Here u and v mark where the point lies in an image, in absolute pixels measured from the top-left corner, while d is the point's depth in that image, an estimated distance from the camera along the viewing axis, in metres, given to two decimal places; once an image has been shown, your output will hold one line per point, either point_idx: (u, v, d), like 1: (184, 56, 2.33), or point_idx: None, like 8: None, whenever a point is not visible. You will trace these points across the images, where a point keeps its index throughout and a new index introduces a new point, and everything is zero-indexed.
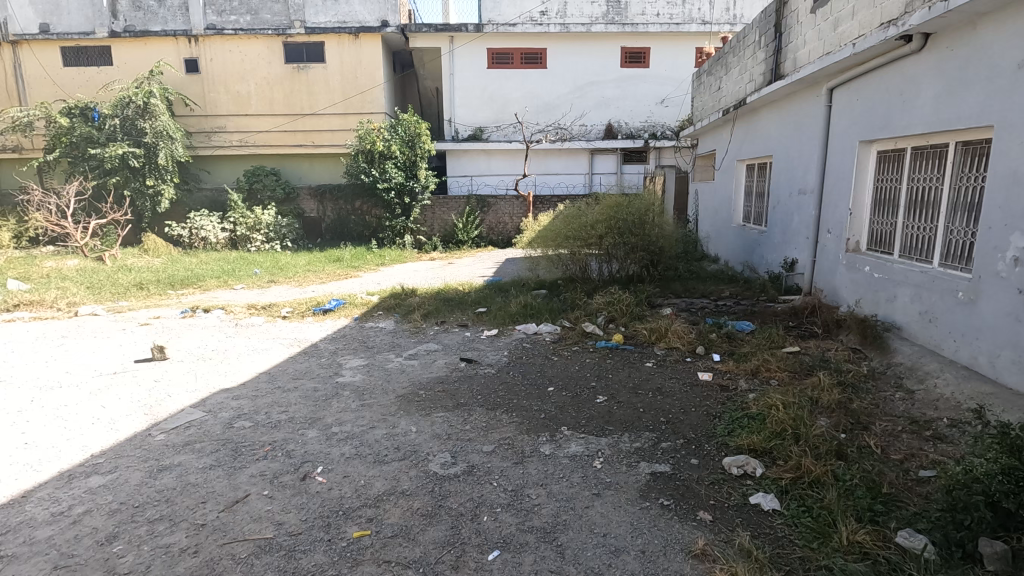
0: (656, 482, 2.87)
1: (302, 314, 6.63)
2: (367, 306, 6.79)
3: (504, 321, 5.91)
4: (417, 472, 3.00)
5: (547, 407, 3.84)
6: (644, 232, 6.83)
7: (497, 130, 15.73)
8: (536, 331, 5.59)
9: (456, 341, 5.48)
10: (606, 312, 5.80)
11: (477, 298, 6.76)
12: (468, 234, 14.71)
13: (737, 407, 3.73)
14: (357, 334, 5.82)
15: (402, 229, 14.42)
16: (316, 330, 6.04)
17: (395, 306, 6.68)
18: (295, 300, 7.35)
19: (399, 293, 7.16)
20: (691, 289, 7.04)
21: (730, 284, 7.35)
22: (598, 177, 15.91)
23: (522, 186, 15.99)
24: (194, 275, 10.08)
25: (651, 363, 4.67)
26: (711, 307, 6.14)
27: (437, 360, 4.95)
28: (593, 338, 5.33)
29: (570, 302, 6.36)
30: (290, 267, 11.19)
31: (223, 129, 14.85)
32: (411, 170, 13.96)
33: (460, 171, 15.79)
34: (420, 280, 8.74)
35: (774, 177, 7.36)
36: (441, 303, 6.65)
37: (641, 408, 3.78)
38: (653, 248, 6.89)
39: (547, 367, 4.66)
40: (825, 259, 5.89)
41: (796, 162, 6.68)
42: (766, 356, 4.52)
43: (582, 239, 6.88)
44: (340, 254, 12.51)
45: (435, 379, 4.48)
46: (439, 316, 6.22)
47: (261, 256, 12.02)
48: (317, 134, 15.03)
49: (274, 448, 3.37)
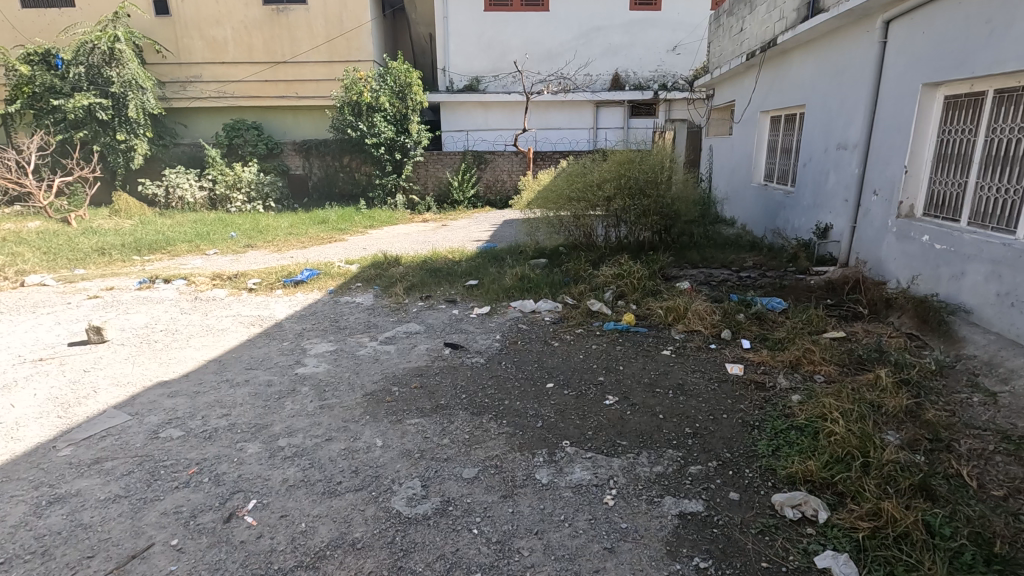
0: (686, 530, 2.19)
1: (270, 287, 5.86)
2: (345, 277, 6.04)
3: (497, 296, 5.15)
4: (375, 512, 2.32)
5: (545, 411, 3.14)
6: (658, 193, 6.02)
7: (495, 80, 14.62)
8: (535, 310, 4.84)
9: (441, 321, 4.74)
10: (614, 287, 5.06)
11: (468, 268, 5.98)
12: (464, 193, 13.82)
13: (780, 414, 3.03)
14: (329, 312, 5.08)
15: (394, 188, 13.50)
16: (283, 306, 5.28)
17: (376, 277, 5.92)
18: (264, 269, 6.57)
19: (381, 262, 6.38)
20: (710, 257, 6.27)
21: (752, 252, 6.57)
22: (603, 132, 14.86)
23: (522, 142, 14.95)
24: (164, 239, 9.29)
25: (668, 351, 3.95)
26: (734, 280, 5.38)
27: (418, 345, 4.22)
28: (600, 318, 4.59)
29: (573, 274, 5.60)
30: (272, 229, 10.38)
31: (199, 78, 13.73)
32: (402, 123, 12.95)
33: (456, 125, 14.74)
34: (406, 246, 7.93)
35: (805, 130, 6.47)
36: (427, 274, 5.87)
37: (661, 414, 3.09)
38: (668, 211, 6.11)
39: (545, 355, 3.95)
40: (869, 226, 5.09)
41: (835, 113, 5.80)
42: (807, 344, 3.79)
43: (586, 200, 6.07)
44: (326, 215, 11.66)
45: (413, 371, 3.77)
46: (423, 290, 5.48)
47: (240, 218, 11.22)
48: (301, 84, 13.94)
49: (201, 470, 2.67)
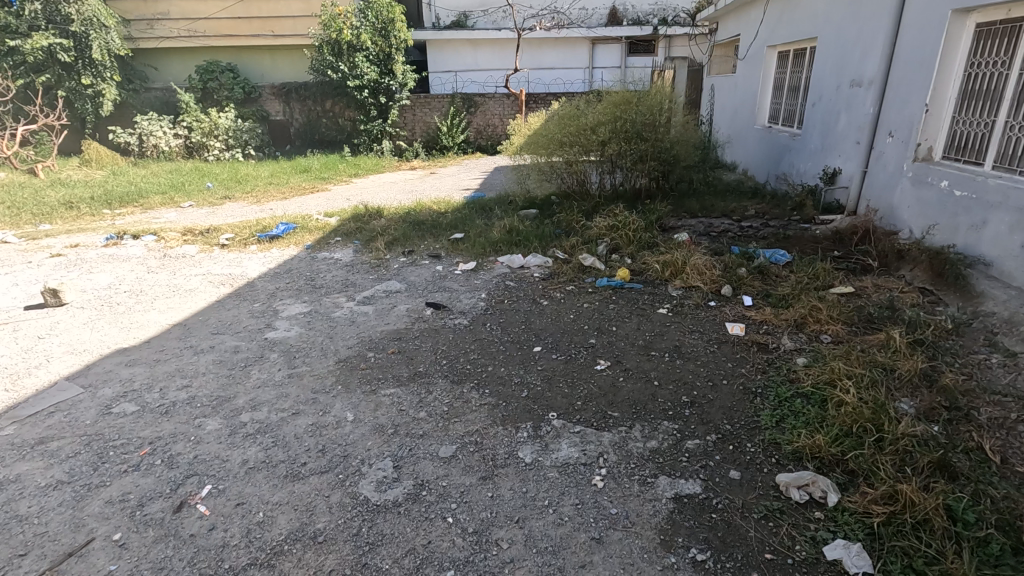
0: (682, 515, 1.98)
1: (244, 242, 5.52)
2: (323, 231, 5.69)
3: (484, 251, 4.84)
4: (340, 498, 2.10)
5: (531, 379, 2.91)
6: (656, 136, 5.62)
7: (484, 15, 13.73)
8: (524, 265, 4.55)
9: (424, 279, 4.46)
10: (608, 240, 4.75)
11: (454, 220, 5.63)
12: (453, 139, 13.21)
13: (784, 379, 2.81)
14: (306, 269, 4.77)
15: (379, 134, 12.87)
16: (256, 263, 4.97)
17: (356, 231, 5.58)
18: (239, 223, 6.20)
19: (362, 214, 6.02)
20: (710, 205, 5.93)
21: (754, 200, 6.23)
22: (599, 71, 14.11)
23: (514, 84, 14.17)
24: (137, 191, 8.82)
25: (664, 309, 3.69)
26: (735, 231, 5.08)
27: (398, 306, 3.95)
28: (592, 274, 4.31)
29: (565, 226, 5.27)
30: (251, 179, 9.90)
31: (166, 15, 12.84)
32: (386, 63, 12.20)
33: (444, 66, 13.94)
34: (390, 196, 7.53)
35: (816, 66, 6.00)
36: (410, 227, 5.54)
37: (656, 380, 2.86)
38: (667, 156, 5.73)
39: (533, 316, 3.69)
40: (881, 171, 4.74)
41: (849, 46, 5.34)
42: (813, 301, 3.54)
43: (579, 145, 5.66)
44: (308, 163, 11.12)
45: (391, 335, 3.51)
46: (406, 244, 5.16)
47: (218, 167, 10.70)
48: (277, 22, 13.07)
49: (154, 451, 2.44)
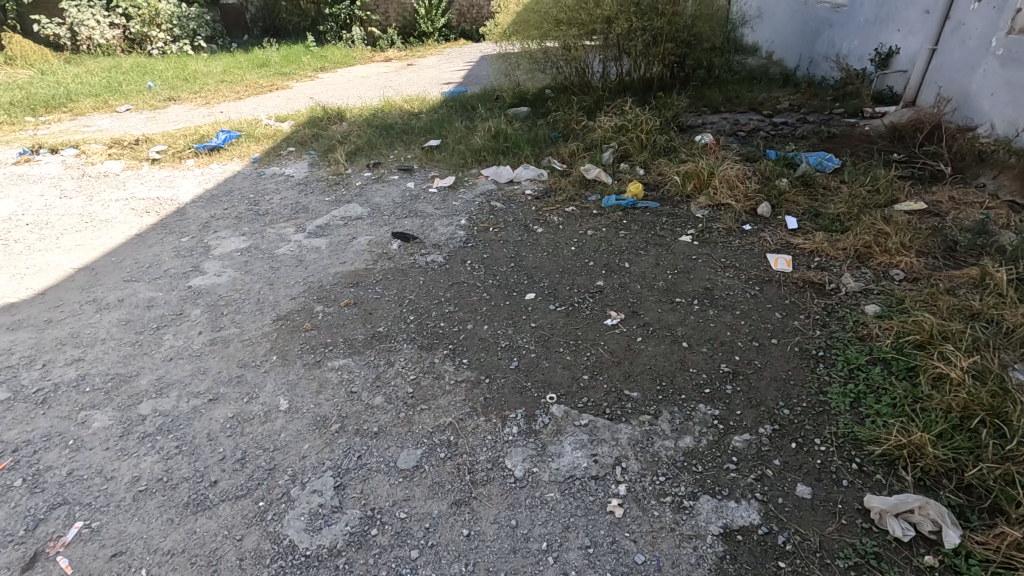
0: (736, 566, 1.40)
1: (178, 155, 4.61)
2: (272, 139, 4.75)
3: (464, 161, 3.99)
4: (257, 543, 1.51)
5: (522, 343, 2.24)
6: (675, 10, 4.54)
7: None
8: (513, 179, 3.72)
9: (391, 200, 3.65)
10: (616, 145, 3.90)
11: (429, 122, 4.69)
12: (433, 23, 11.57)
13: (852, 336, 2.15)
14: (249, 190, 3.93)
15: (348, 20, 11.35)
16: (190, 184, 4.12)
17: (312, 139, 4.65)
18: (175, 130, 5.22)
19: (320, 117, 5.03)
20: (734, 97, 4.97)
21: (786, 89, 5.24)
22: None
23: None
24: (65, 93, 7.59)
25: (688, 238, 2.96)
26: (767, 130, 4.21)
27: (357, 238, 3.19)
28: (597, 189, 3.51)
29: (563, 128, 4.37)
30: (200, 76, 8.60)
31: None
32: None
33: None
34: (355, 94, 6.44)
35: None
36: (376, 132, 4.61)
37: (684, 341, 2.20)
38: (685, 36, 4.70)
39: (524, 249, 2.96)
40: (955, 49, 3.80)
41: None
42: (877, 223, 2.80)
43: (579, 23, 4.57)
44: (266, 56, 9.70)
45: (347, 278, 2.80)
46: (371, 154, 4.30)
47: (162, 63, 9.30)
48: None
49: (16, 465, 1.81)
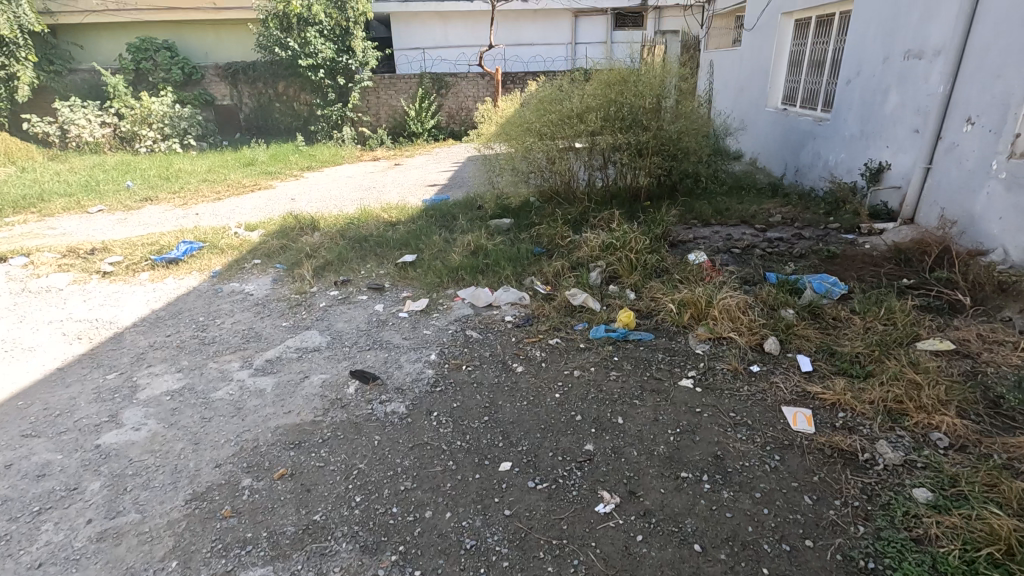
0: None
1: (132, 268, 4.26)
2: (238, 251, 4.45)
3: (439, 280, 3.68)
4: None
5: (493, 544, 1.77)
6: (661, 124, 4.47)
7: None
8: (492, 303, 3.39)
9: (356, 326, 3.28)
10: (604, 265, 3.62)
11: (406, 233, 4.44)
12: (423, 124, 11.89)
13: (905, 537, 1.71)
14: (200, 311, 3.56)
15: (340, 120, 11.54)
16: (137, 302, 3.74)
17: (280, 251, 4.36)
18: (136, 238, 4.91)
19: (291, 226, 4.76)
20: (724, 209, 4.82)
21: (776, 200, 5.12)
22: (583, 48, 12.86)
23: (488, 62, 12.83)
24: (39, 192, 7.38)
25: (689, 382, 2.58)
26: (763, 247, 3.98)
27: (310, 377, 2.77)
28: (584, 317, 3.17)
29: (547, 243, 4.12)
30: (184, 175, 8.51)
31: None
32: (344, 40, 10.88)
33: (411, 42, 12.53)
34: (336, 201, 6.29)
35: (855, 34, 4.89)
36: (349, 245, 4.32)
37: (697, 544, 1.74)
38: (671, 149, 4.57)
39: (501, 396, 2.54)
40: (953, 170, 3.67)
41: (905, 7, 4.23)
42: (905, 368, 2.45)
43: (564, 136, 4.48)
44: (254, 155, 9.73)
45: (290, 435, 2.35)
46: (341, 270, 4.00)
47: (147, 161, 9.26)
48: None
49: None
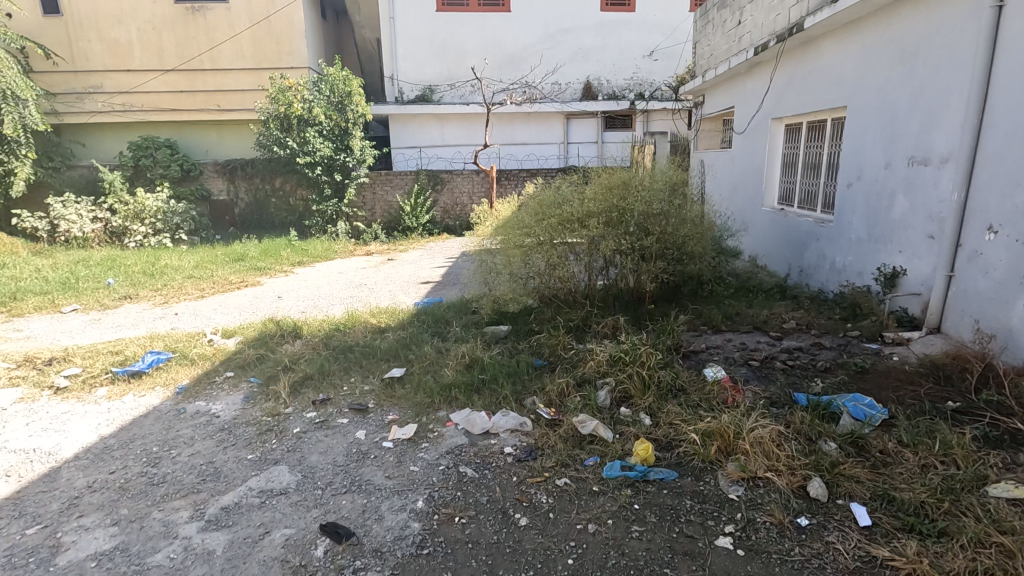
0: None
1: (89, 383, 3.84)
2: (210, 362, 4.07)
3: (430, 401, 3.30)
4: None
5: None
6: (664, 228, 4.30)
7: (450, 90, 12.91)
8: (490, 430, 2.99)
9: (332, 459, 2.85)
10: (613, 383, 3.27)
11: (396, 342, 4.10)
12: (417, 219, 11.96)
13: None
14: (155, 439, 3.11)
15: (335, 215, 11.61)
16: (86, 426, 3.29)
17: (256, 362, 3.98)
18: (103, 345, 4.53)
19: (271, 332, 4.41)
20: (734, 314, 4.56)
21: (786, 303, 4.88)
22: (575, 147, 13.30)
23: (483, 160, 13.19)
24: (13, 290, 7.07)
25: (728, 541, 2.14)
26: (783, 360, 3.67)
27: (271, 532, 2.31)
28: (596, 449, 2.76)
29: (548, 354, 3.79)
30: (169, 271, 8.27)
31: (99, 88, 11.67)
32: (342, 139, 11.11)
33: (408, 141, 12.91)
34: (323, 303, 6.01)
35: (852, 140, 4.90)
36: (332, 356, 3.97)
37: None
38: (676, 253, 4.39)
39: (502, 563, 2.08)
40: (980, 279, 3.46)
41: (903, 116, 4.23)
42: (987, 526, 2.04)
43: (564, 240, 4.29)
44: (244, 250, 9.59)
45: None
46: (322, 386, 3.61)
47: (134, 256, 9.06)
48: (224, 96, 11.92)
49: None
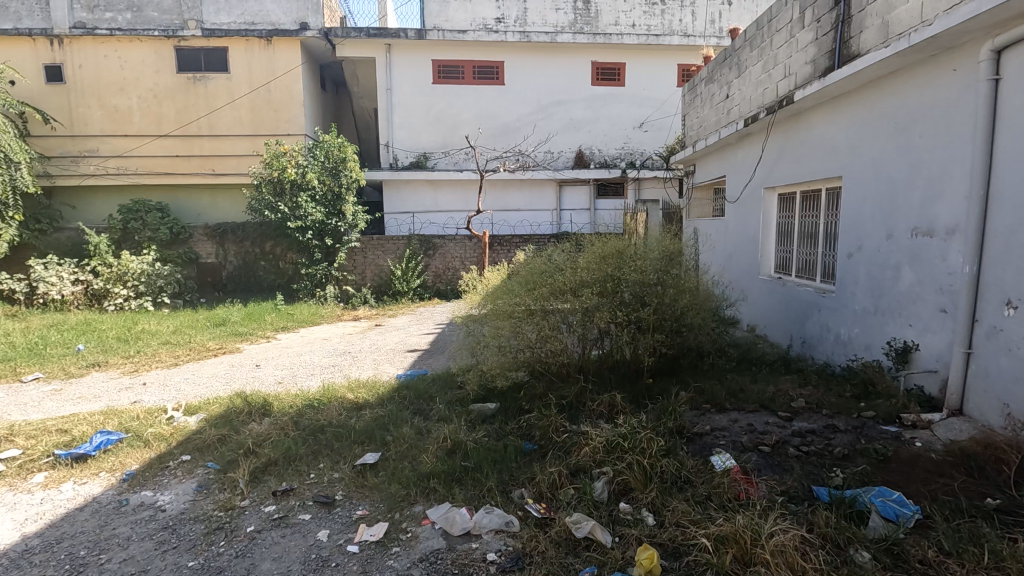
0: None
1: (26, 468, 3.43)
2: (166, 443, 3.68)
3: (405, 494, 2.93)
4: None
5: None
6: (662, 300, 4.08)
7: (445, 157, 13.10)
8: (472, 530, 2.62)
9: (286, 567, 2.45)
10: (611, 474, 2.93)
11: (373, 422, 3.76)
12: (408, 283, 11.80)
13: None
14: (85, 540, 2.70)
15: (324, 279, 11.43)
16: (10, 522, 2.88)
17: (216, 445, 3.61)
18: (52, 421, 4.13)
19: (238, 409, 4.05)
20: (738, 391, 4.27)
21: (793, 379, 4.60)
22: (568, 214, 13.38)
23: (476, 225, 13.22)
24: None
25: None
26: (796, 446, 3.35)
27: None
28: (593, 558, 2.39)
29: (539, 438, 3.45)
30: (145, 337, 7.92)
31: (95, 152, 11.74)
32: (335, 204, 11.10)
33: (401, 206, 12.95)
34: (302, 379, 5.65)
35: (850, 211, 4.80)
36: (302, 437, 3.61)
37: None
38: (674, 325, 4.15)
39: None
40: (1002, 358, 3.23)
41: (902, 186, 4.13)
42: None
43: (556, 311, 4.05)
44: (227, 314, 9.29)
45: None
46: (287, 473, 3.24)
47: (111, 321, 8.72)
48: (220, 160, 12.00)
49: None
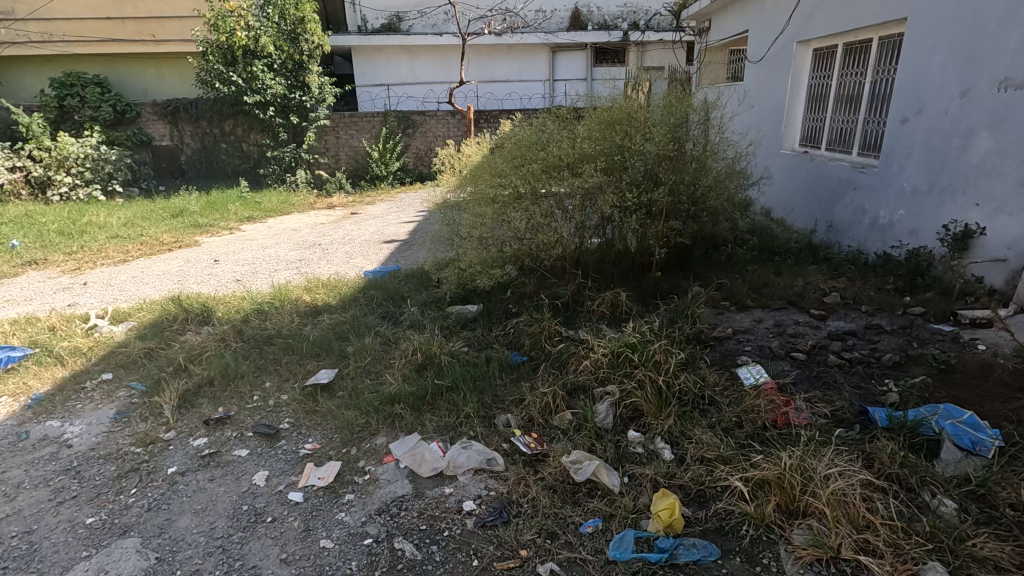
0: None
1: None
2: (82, 358, 3.07)
3: (365, 423, 2.39)
4: None
5: None
6: (678, 178, 3.30)
7: (421, 18, 11.41)
8: (446, 470, 2.09)
9: (210, 525, 1.93)
10: (617, 396, 2.37)
11: (330, 331, 3.14)
12: (387, 167, 10.71)
13: None
14: None
15: (294, 162, 10.36)
16: None
17: (143, 361, 3.01)
18: None
19: (172, 316, 3.41)
20: (761, 285, 3.65)
21: (823, 270, 3.97)
22: (561, 85, 12.01)
23: (460, 99, 11.80)
24: None
25: None
26: (835, 352, 2.79)
27: None
28: (598, 509, 1.88)
29: (529, 348, 2.87)
30: (92, 229, 7.09)
31: (10, 15, 10.05)
32: (297, 74, 9.74)
33: (374, 78, 11.50)
34: (261, 277, 4.97)
35: (909, 64, 3.87)
36: (245, 351, 3.00)
37: None
38: (690, 210, 3.42)
39: None
40: None
41: (993, 24, 3.21)
42: None
43: (549, 193, 3.30)
44: (185, 204, 8.38)
45: None
46: (225, 396, 2.67)
47: (54, 212, 7.81)
48: (157, 23, 10.40)
49: None
